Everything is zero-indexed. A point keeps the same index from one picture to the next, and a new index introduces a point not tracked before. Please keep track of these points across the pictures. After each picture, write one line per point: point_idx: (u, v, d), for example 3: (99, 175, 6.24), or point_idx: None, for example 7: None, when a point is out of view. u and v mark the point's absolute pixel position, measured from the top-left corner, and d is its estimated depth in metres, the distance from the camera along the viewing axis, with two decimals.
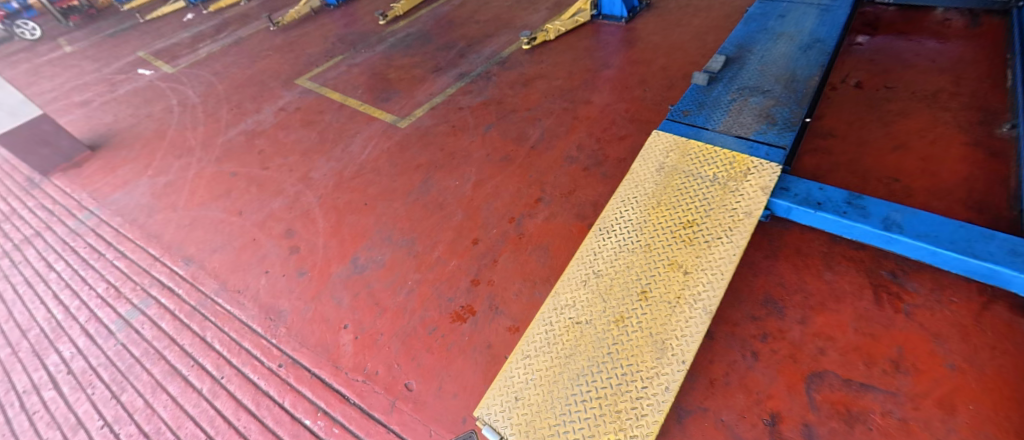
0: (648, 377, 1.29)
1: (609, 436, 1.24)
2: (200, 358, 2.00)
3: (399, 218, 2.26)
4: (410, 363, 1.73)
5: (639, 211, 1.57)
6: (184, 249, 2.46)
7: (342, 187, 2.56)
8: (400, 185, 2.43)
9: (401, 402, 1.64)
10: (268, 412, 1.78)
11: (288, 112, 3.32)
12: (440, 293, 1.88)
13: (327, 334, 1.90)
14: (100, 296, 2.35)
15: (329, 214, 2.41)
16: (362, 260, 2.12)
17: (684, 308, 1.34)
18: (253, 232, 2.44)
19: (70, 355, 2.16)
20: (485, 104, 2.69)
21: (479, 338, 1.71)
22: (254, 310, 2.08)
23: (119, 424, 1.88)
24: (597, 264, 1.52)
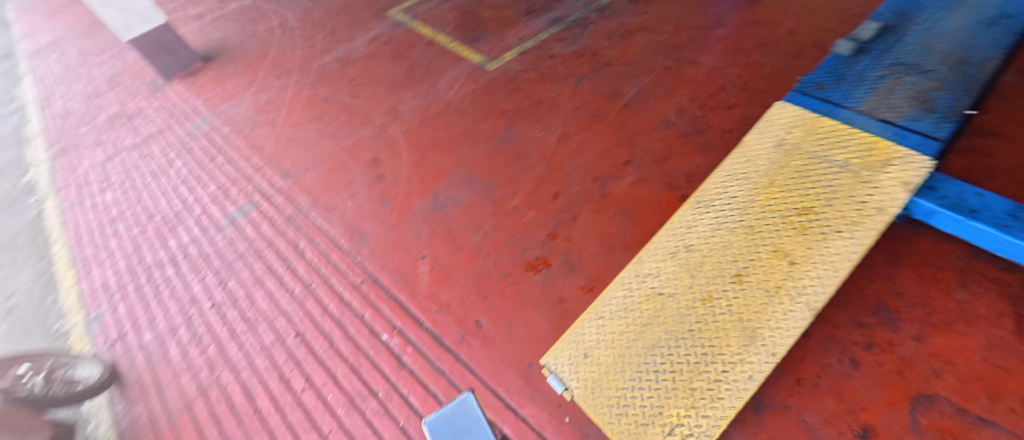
0: (731, 362, 1.22)
1: (678, 410, 1.23)
2: (293, 263, 2.29)
3: (479, 162, 2.25)
4: (481, 302, 1.77)
5: (747, 190, 1.46)
6: (282, 165, 2.81)
7: (426, 124, 2.64)
8: (483, 129, 2.41)
9: (471, 337, 1.71)
10: (350, 321, 1.98)
11: (379, 44, 3.34)
12: (515, 242, 1.88)
13: (406, 261, 2.03)
14: (212, 196, 2.83)
15: (412, 149, 2.53)
16: (441, 198, 2.18)
17: (783, 300, 1.24)
18: (342, 158, 2.69)
19: (187, 241, 2.65)
20: (579, 53, 2.54)
21: (552, 290, 1.70)
22: (341, 228, 2.31)
23: (225, 307, 2.25)
24: (690, 238, 1.44)
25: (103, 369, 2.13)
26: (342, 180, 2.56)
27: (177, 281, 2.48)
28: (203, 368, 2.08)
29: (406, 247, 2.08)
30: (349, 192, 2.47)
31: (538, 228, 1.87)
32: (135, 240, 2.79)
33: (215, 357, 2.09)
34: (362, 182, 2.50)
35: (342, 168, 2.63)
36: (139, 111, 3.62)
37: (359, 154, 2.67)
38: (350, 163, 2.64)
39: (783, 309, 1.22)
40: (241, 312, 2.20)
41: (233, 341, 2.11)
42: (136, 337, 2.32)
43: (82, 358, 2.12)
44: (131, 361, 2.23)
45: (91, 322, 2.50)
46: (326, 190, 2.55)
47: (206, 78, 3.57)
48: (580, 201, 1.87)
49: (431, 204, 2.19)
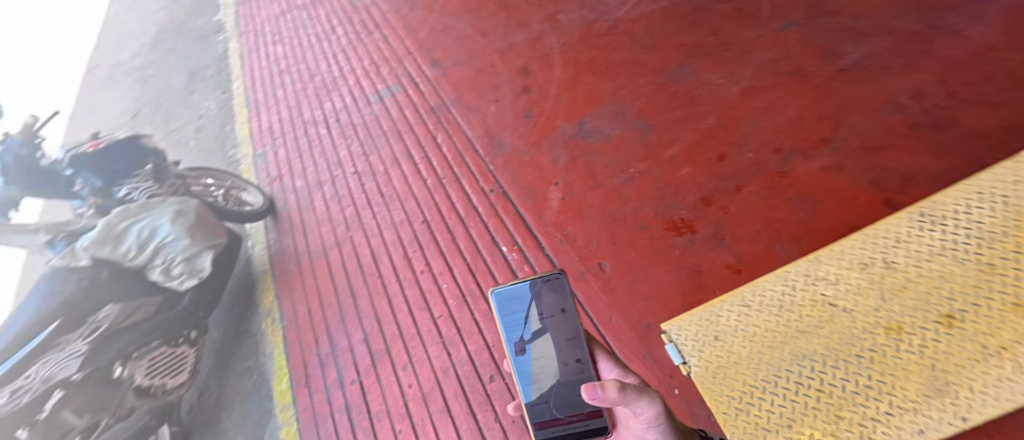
0: (899, 406, 1.04)
1: (811, 431, 1.11)
2: (430, 154, 2.33)
3: (640, 97, 2.05)
4: (609, 245, 1.64)
5: (1000, 217, 1.14)
6: (432, 53, 2.82)
7: (588, 41, 2.43)
8: (652, 60, 2.17)
9: (591, 278, 1.61)
10: (474, 224, 1.97)
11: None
12: (663, 197, 1.69)
13: (538, 182, 1.95)
14: (365, 70, 2.99)
15: (567, 67, 2.37)
16: (588, 127, 2.05)
17: (1004, 363, 0.98)
18: (493, 59, 2.61)
19: (340, 108, 2.85)
20: None
21: (692, 259, 1.51)
22: (480, 132, 2.28)
23: (366, 177, 2.41)
24: (892, 255, 1.22)
25: (264, 199, 2.31)
26: (489, 82, 2.50)
27: (328, 141, 2.70)
28: (340, 224, 2.27)
29: (541, 167, 2.00)
30: (494, 97, 2.41)
31: (692, 187, 1.68)
32: (298, 95, 3.04)
33: (352, 217, 2.27)
34: (509, 89, 2.42)
35: (492, 70, 2.55)
36: None
37: (510, 59, 2.56)
38: (499, 66, 2.56)
39: (990, 375, 0.99)
40: (379, 185, 2.34)
41: (368, 210, 2.27)
42: (290, 181, 2.58)
43: (248, 184, 2.29)
44: None
45: None
46: (472, 88, 2.51)
47: None
48: (750, 172, 1.65)
49: (576, 129, 2.06)
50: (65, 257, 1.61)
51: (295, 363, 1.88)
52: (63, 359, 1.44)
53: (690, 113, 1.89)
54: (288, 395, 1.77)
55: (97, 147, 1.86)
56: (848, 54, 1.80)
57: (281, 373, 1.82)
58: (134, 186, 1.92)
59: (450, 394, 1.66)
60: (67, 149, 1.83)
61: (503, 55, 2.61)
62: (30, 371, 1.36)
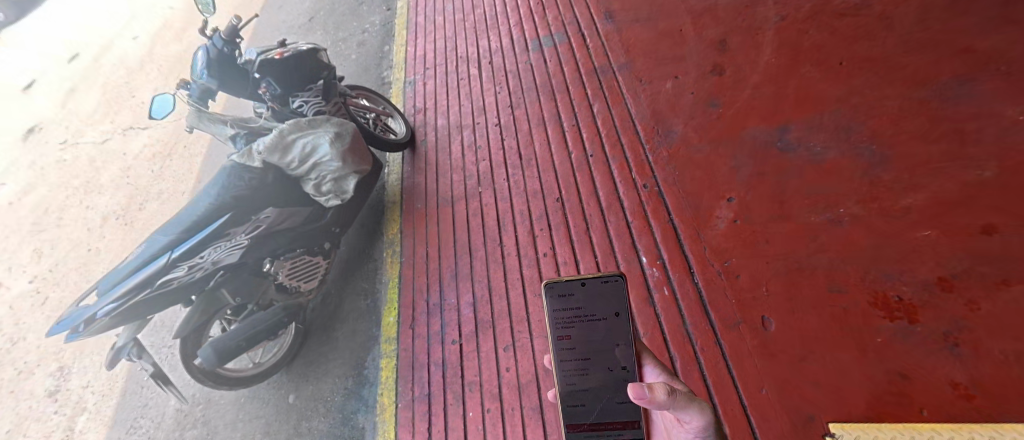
0: None
1: None
2: (581, 123, 2.06)
3: (879, 115, 1.62)
4: (782, 299, 1.33)
5: None
6: (609, 6, 2.47)
7: (819, 22, 1.94)
8: (909, 69, 1.68)
9: (746, 330, 1.32)
10: (614, 219, 1.71)
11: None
12: (879, 258, 1.34)
13: (706, 191, 1.64)
14: (531, 8, 2.73)
15: (780, 51, 1.92)
16: (792, 138, 1.67)
17: None
18: (683, 22, 2.20)
19: (496, 48, 2.67)
20: None
21: (901, 355, 1.17)
22: (646, 111, 1.96)
23: (506, 132, 2.22)
24: None
25: (407, 129, 2.37)
26: (674, 50, 2.12)
27: (477, 83, 2.55)
28: (472, 176, 2.13)
29: (713, 174, 1.67)
30: (673, 70, 2.05)
31: (928, 256, 1.31)
32: (462, 29, 2.97)
33: (484, 172, 2.11)
34: (696, 63, 2.03)
35: (679, 36, 2.16)
36: None
37: (706, 24, 2.14)
38: (689, 32, 2.15)
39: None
40: (519, 144, 2.13)
41: (501, 170, 2.08)
42: (432, 118, 2.53)
43: (395, 112, 2.36)
44: (424, 135, 2.46)
45: (409, 84, 2.84)
46: (650, 54, 2.16)
47: None
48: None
49: (774, 137, 1.69)
50: (242, 156, 1.58)
51: (404, 300, 1.91)
52: (229, 247, 1.52)
53: (949, 156, 1.46)
54: (393, 330, 1.86)
55: (283, 54, 1.75)
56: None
57: (391, 306, 1.93)
58: (306, 100, 1.84)
59: (547, 395, 1.48)
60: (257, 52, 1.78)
61: (699, 17, 2.19)
62: (204, 253, 1.47)
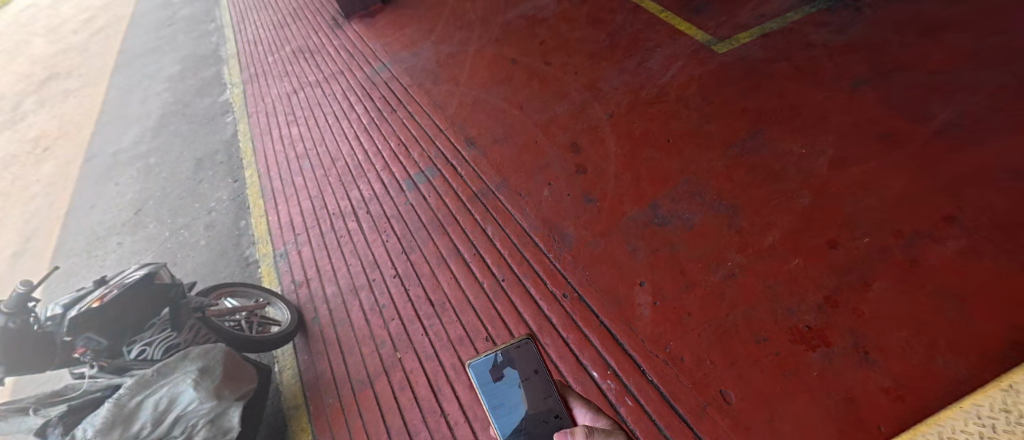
0: None
1: None
2: (482, 251, 2.13)
3: (716, 173, 1.94)
4: (727, 367, 1.45)
5: None
6: (467, 132, 2.66)
7: (638, 110, 2.33)
8: (717, 131, 2.09)
9: (715, 412, 1.38)
10: (551, 340, 1.74)
11: (573, 4, 3.14)
12: (776, 297, 1.54)
13: (620, 283, 1.75)
14: (392, 151, 2.81)
15: (621, 141, 2.24)
16: (663, 211, 1.90)
17: None
18: (534, 133, 2.47)
19: (368, 197, 2.66)
20: (850, 48, 2.20)
21: (839, 384, 1.32)
22: (537, 222, 2.08)
23: (409, 281, 2.18)
24: None
25: (292, 314, 2.24)
26: (536, 161, 2.33)
27: (360, 236, 2.49)
28: (385, 341, 2.04)
29: (619, 264, 1.80)
30: (545, 178, 2.23)
31: (809, 283, 1.54)
32: (325, 184, 2.91)
33: (399, 334, 2.04)
34: (560, 168, 2.24)
35: (537, 148, 2.38)
36: (329, 50, 4.12)
37: (556, 132, 2.41)
38: (544, 142, 2.40)
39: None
40: (426, 291, 2.11)
41: (417, 324, 2.03)
42: (319, 289, 2.40)
43: (274, 298, 2.25)
44: (314, 311, 2.34)
45: (281, 257, 2.66)
46: (520, 170, 2.32)
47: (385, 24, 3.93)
48: (872, 259, 1.54)
49: (650, 215, 1.90)
50: None
51: None
52: None
53: (777, 193, 1.81)
54: None
55: (103, 299, 1.70)
56: (938, 131, 1.79)
57: None
58: (145, 343, 1.77)
59: None
60: (66, 305, 1.69)
61: (547, 127, 2.46)
62: None
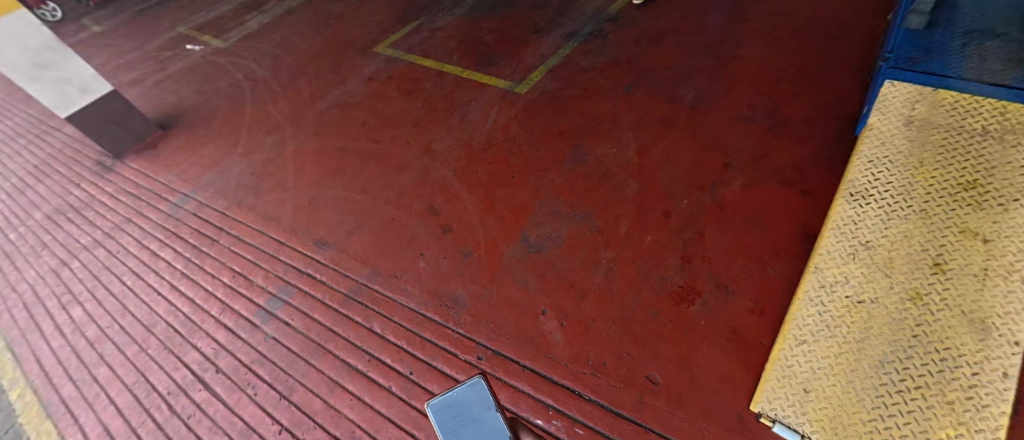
0: (976, 362, 1.66)
1: (951, 429, 1.60)
2: (376, 353, 2.39)
3: (560, 190, 2.50)
4: (643, 351, 2.05)
5: (901, 219, 1.96)
6: (313, 234, 2.89)
7: (478, 160, 2.74)
8: (546, 156, 2.64)
9: (651, 397, 1.95)
10: (500, 393, 2.13)
11: (381, 81, 3.52)
12: (648, 272, 2.19)
13: (528, 320, 2.25)
14: (230, 287, 2.82)
15: (474, 190, 2.67)
16: (534, 238, 2.41)
17: (991, 281, 1.75)
18: (391, 212, 2.80)
19: (213, 351, 2.59)
20: (612, 65, 2.98)
21: (721, 323, 2.02)
22: (424, 298, 2.49)
23: (301, 428, 2.23)
24: (863, 244, 1.95)
25: None
26: (402, 238, 2.70)
27: (220, 405, 2.38)
28: None
29: (518, 304, 2.30)
30: (416, 248, 2.64)
31: (668, 250, 2.21)
32: (147, 360, 2.63)
33: None
34: (427, 235, 2.65)
35: (396, 224, 2.75)
36: (87, 202, 3.57)
37: (410, 204, 2.78)
38: (402, 218, 2.76)
39: (1011, 287, 1.72)
40: (326, 428, 2.21)
41: None
42: None
43: None
44: None
45: None
46: (384, 252, 2.70)
47: (175, 147, 3.66)
48: (697, 214, 2.26)
49: (525, 247, 2.41)
50: None
51: None
52: None
53: (611, 187, 2.43)
54: None
55: None
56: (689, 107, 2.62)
57: None
58: None
59: None
60: None
61: (397, 204, 2.81)
62: None
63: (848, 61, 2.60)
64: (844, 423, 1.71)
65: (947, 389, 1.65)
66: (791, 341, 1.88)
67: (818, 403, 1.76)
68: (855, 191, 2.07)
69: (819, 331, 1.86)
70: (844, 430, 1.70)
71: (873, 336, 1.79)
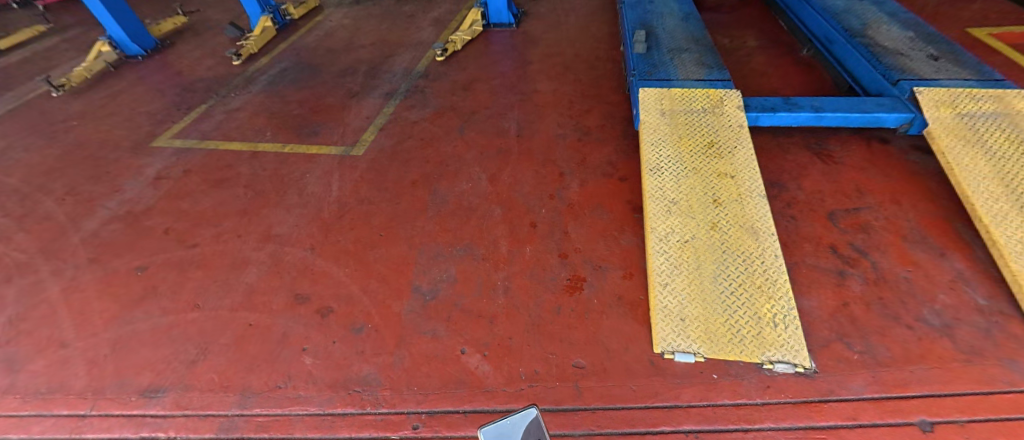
0: (761, 255, 2.55)
1: (768, 303, 2.36)
2: None
3: (435, 239, 3.11)
4: (562, 345, 2.37)
5: (687, 178, 2.99)
6: (138, 385, 2.48)
7: (343, 234, 3.24)
8: (407, 219, 3.32)
9: (585, 379, 2.24)
10: None
11: (197, 195, 3.94)
12: (539, 281, 2.72)
13: (452, 365, 2.36)
14: None
15: (349, 264, 2.97)
16: (427, 289, 2.74)
17: (746, 201, 2.80)
18: (246, 318, 2.70)
19: None
20: (435, 117, 4.75)
21: (609, 296, 2.59)
22: (325, 394, 2.33)
23: None
24: (674, 201, 2.86)
25: None
26: (270, 340, 2.57)
27: None
28: None
29: (435, 355, 2.41)
30: (297, 345, 2.53)
31: (544, 259, 2.89)
32: None
33: None
34: (304, 325, 2.61)
35: (257, 329, 2.63)
36: None
37: (265, 297, 2.81)
38: (262, 320, 2.68)
39: (755, 202, 2.79)
40: None
41: None
42: None
43: None
44: None
45: None
46: (253, 366, 2.47)
47: None
48: (554, 230, 3.11)
49: (423, 298, 2.68)
50: None
51: None
52: None
53: (476, 227, 3.19)
54: None
55: None
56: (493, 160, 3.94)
57: None
58: None
59: None
60: None
61: (249, 306, 2.77)
62: None
63: (585, 117, 4.42)
64: (713, 330, 2.31)
65: (753, 278, 2.45)
66: (659, 287, 2.48)
67: (693, 324, 2.34)
68: (655, 167, 3.08)
69: (675, 272, 2.53)
70: (715, 335, 2.29)
71: (704, 261, 2.56)
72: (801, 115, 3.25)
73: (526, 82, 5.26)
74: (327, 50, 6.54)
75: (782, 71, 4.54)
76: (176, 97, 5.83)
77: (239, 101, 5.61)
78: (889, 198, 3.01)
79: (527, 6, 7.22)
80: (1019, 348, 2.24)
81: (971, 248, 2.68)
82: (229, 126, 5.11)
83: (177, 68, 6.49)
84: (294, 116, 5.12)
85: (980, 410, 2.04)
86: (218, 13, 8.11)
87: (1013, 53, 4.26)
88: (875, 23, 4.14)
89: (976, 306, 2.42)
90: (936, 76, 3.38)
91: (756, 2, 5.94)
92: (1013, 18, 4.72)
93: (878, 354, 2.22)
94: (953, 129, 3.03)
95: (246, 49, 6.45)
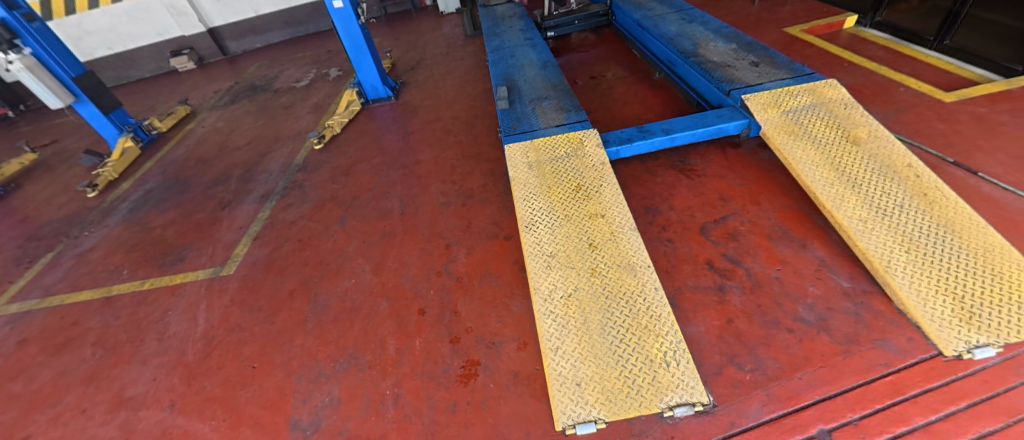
0: (642, 291, 2.52)
1: (657, 342, 2.31)
2: None
3: (316, 356, 2.82)
4: None
5: (562, 227, 2.96)
6: None
7: (213, 378, 2.86)
8: (284, 340, 2.98)
9: None
10: None
11: (35, 368, 3.36)
12: (432, 380, 2.54)
13: None
14: None
15: (218, 414, 2.66)
16: (309, 421, 2.52)
17: (620, 239, 2.80)
18: None
19: None
20: (315, 212, 4.46)
21: (505, 377, 2.47)
22: None
23: None
24: (552, 254, 2.81)
25: None
26: None
27: None
28: None
29: None
30: None
31: (438, 348, 2.69)
32: None
33: None
34: None
35: None
36: None
37: None
38: None
39: (627, 238, 2.80)
40: None
41: None
42: None
43: None
44: None
45: None
46: None
47: None
48: (444, 311, 2.91)
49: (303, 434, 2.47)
50: None
51: None
52: None
53: (362, 328, 2.93)
54: None
55: None
56: (379, 246, 3.71)
57: None
58: None
59: None
60: None
61: None
62: None
63: (468, 179, 4.37)
64: (610, 388, 2.22)
65: (639, 319, 2.41)
66: (550, 354, 2.36)
67: (589, 387, 2.24)
68: (530, 224, 3.03)
69: (565, 333, 2.43)
70: (613, 394, 2.20)
71: (591, 312, 2.48)
72: (655, 140, 3.40)
73: (409, 153, 5.16)
74: (195, 161, 6.10)
75: (641, 97, 4.80)
76: (16, 250, 5.10)
77: (93, 239, 5.00)
78: (749, 200, 3.16)
79: (404, 77, 7.23)
80: (887, 324, 2.35)
81: (826, 232, 2.84)
82: (80, 271, 4.49)
83: (21, 213, 5.74)
84: (158, 243, 4.62)
85: (868, 402, 2.11)
86: (76, 140, 7.38)
87: (824, 44, 4.82)
88: (704, 41, 4.52)
89: (842, 290, 2.52)
90: (760, 81, 3.68)
91: (610, 35, 6.36)
92: (818, 13, 5.38)
93: (768, 369, 2.25)
94: (782, 127, 3.27)
95: (101, 181, 5.87)
